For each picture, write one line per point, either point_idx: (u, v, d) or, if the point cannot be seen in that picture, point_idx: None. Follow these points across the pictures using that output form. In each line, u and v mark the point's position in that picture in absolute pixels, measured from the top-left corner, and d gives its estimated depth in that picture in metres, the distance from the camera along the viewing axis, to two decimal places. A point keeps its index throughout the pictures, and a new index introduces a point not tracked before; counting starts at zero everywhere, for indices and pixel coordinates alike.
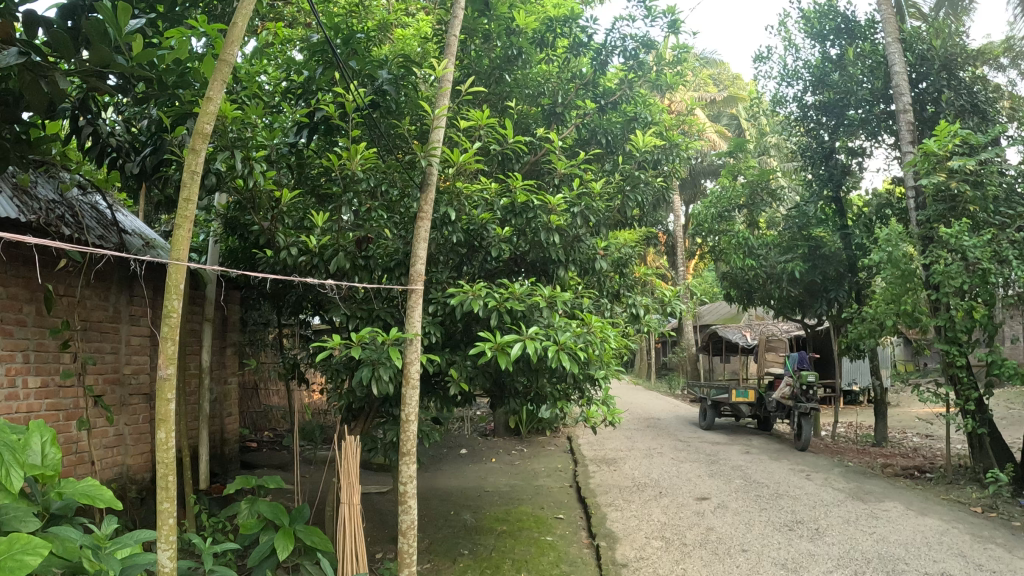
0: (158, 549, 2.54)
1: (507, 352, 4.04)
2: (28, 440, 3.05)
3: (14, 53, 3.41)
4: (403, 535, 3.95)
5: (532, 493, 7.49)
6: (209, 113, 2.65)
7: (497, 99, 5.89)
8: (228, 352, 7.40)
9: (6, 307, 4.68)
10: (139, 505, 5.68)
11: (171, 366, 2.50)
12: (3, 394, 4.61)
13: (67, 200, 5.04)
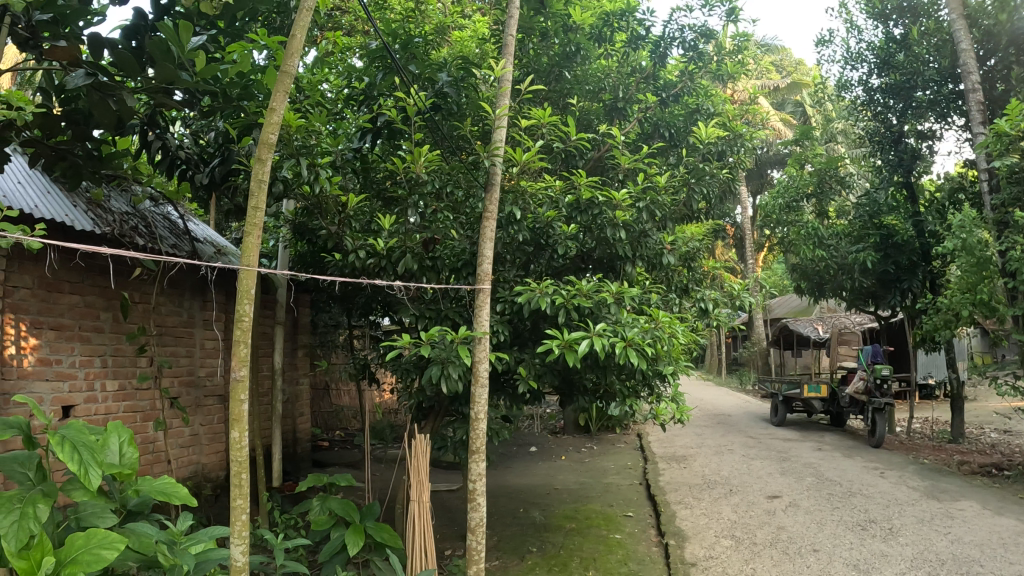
0: (232, 544, 2.63)
1: (575, 349, 4.09)
2: (106, 440, 3.11)
3: (82, 75, 3.56)
4: (472, 532, 4.03)
5: (600, 492, 7.42)
6: (273, 124, 2.72)
7: (557, 96, 5.94)
8: (300, 353, 7.62)
9: (84, 314, 4.93)
10: (213, 502, 5.91)
11: (244, 368, 2.60)
12: (83, 396, 4.87)
13: (139, 212, 5.30)
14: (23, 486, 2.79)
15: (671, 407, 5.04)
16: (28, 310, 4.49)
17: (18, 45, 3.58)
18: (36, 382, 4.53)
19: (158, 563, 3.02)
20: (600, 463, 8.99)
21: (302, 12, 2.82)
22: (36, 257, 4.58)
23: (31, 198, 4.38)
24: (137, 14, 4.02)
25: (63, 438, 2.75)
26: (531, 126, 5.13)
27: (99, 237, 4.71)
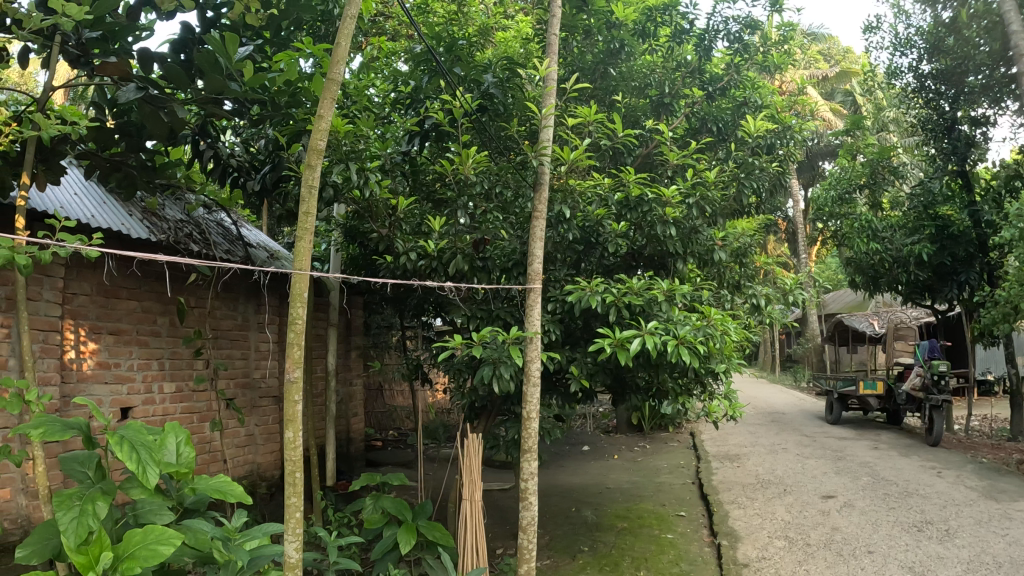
0: (285, 541, 2.69)
1: (627, 347, 4.07)
2: (164, 440, 3.18)
3: (133, 89, 3.69)
4: (524, 531, 4.06)
5: (652, 491, 7.36)
6: (322, 130, 2.76)
7: (603, 94, 5.92)
8: (353, 355, 7.73)
9: (141, 319, 5.08)
10: (268, 500, 6.06)
11: (297, 369, 2.65)
12: (141, 398, 5.04)
13: (194, 219, 5.50)
14: (83, 484, 2.87)
15: (724, 404, 5.08)
16: (87, 315, 4.66)
17: (69, 63, 3.63)
18: (96, 384, 4.70)
19: (212, 559, 3.09)
20: (652, 463, 8.87)
21: (346, 19, 2.85)
22: (95, 264, 4.75)
23: (87, 208, 4.54)
24: (184, 29, 4.14)
25: (122, 438, 2.82)
26: (578, 124, 5.08)
27: (156, 244, 4.88)
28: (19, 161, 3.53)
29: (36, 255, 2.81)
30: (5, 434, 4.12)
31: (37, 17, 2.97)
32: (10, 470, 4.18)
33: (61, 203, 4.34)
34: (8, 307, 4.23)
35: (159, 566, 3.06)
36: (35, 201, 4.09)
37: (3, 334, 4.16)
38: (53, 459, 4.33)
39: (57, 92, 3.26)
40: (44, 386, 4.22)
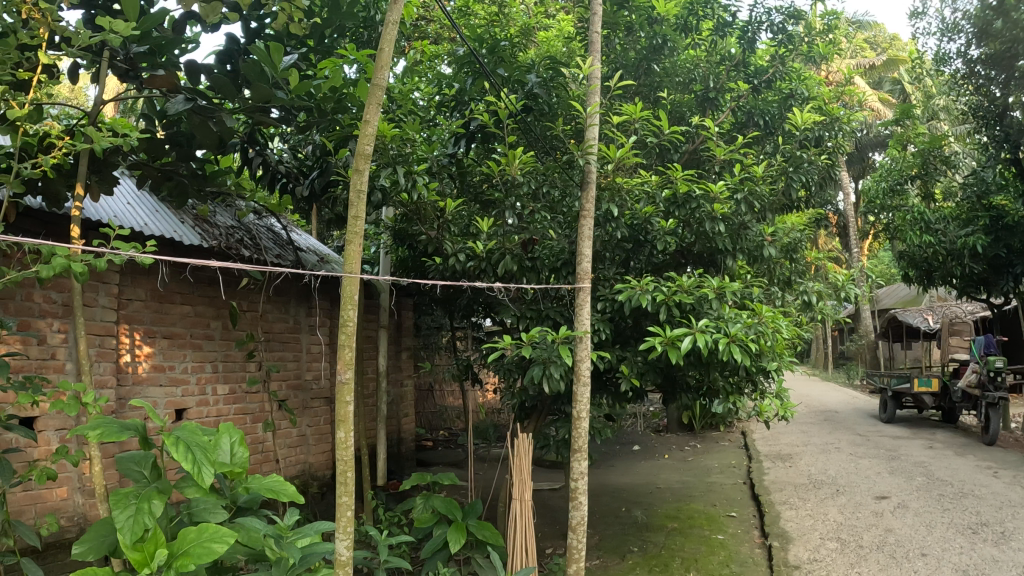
0: (337, 538, 2.70)
1: (678, 346, 4.10)
2: (218, 440, 3.23)
3: (182, 100, 3.80)
4: (573, 530, 4.08)
5: (703, 490, 7.28)
6: (368, 135, 2.74)
7: (648, 90, 5.91)
8: (403, 355, 7.84)
9: (195, 323, 5.24)
10: (319, 500, 6.19)
11: (349, 370, 2.67)
12: (195, 400, 5.19)
13: (244, 225, 5.69)
14: (140, 483, 2.95)
15: (775, 403, 5.02)
16: (142, 320, 4.81)
17: (119, 77, 3.76)
18: (151, 387, 4.86)
19: (265, 557, 3.18)
20: (703, 463, 8.77)
21: (388, 25, 2.79)
22: (149, 271, 4.91)
23: (140, 217, 4.70)
24: (229, 40, 4.23)
25: (178, 438, 2.86)
26: (624, 121, 5.02)
27: (208, 250, 5.05)
28: (74, 173, 3.66)
29: (91, 263, 2.90)
30: (63, 434, 4.32)
31: (86, 35, 3.05)
32: (68, 469, 4.36)
33: (115, 213, 4.49)
34: (66, 312, 4.39)
35: (213, 562, 3.14)
36: (89, 211, 4.23)
37: (62, 339, 4.33)
38: (109, 459, 4.52)
39: (107, 105, 3.37)
40: (101, 389, 4.38)
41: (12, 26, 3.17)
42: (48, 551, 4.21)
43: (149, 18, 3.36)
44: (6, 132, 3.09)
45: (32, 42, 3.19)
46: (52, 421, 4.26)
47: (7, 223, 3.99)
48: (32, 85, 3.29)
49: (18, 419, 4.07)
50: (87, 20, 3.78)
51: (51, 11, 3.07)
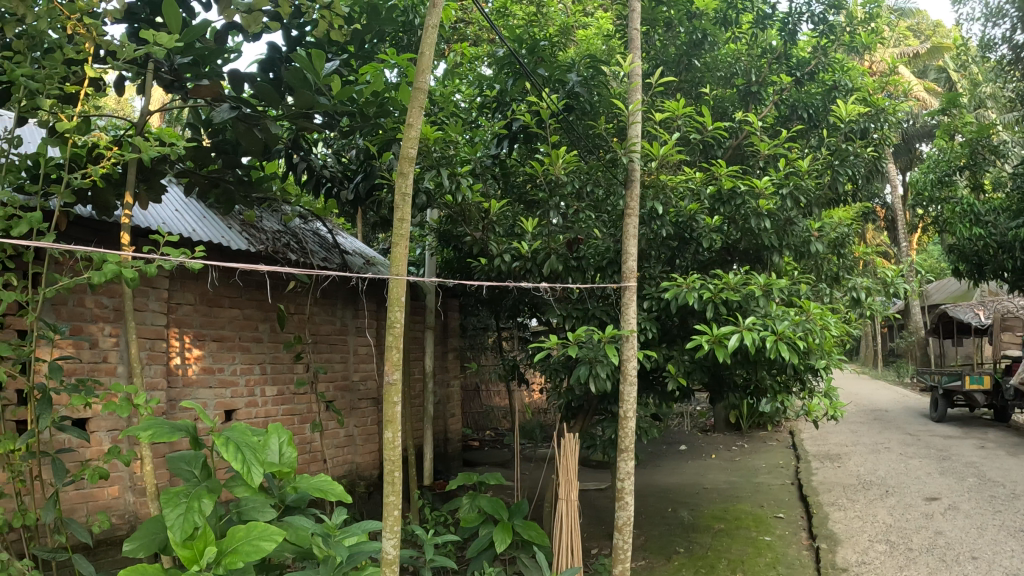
0: (384, 537, 2.71)
1: (725, 344, 4.07)
2: (266, 440, 3.30)
3: (227, 108, 3.92)
4: (619, 530, 4.10)
5: (751, 491, 7.17)
6: (412, 138, 2.76)
7: (690, 86, 5.80)
8: (450, 356, 7.89)
9: (243, 326, 5.35)
10: (366, 499, 6.28)
11: (396, 371, 2.69)
12: (244, 401, 5.32)
13: (290, 229, 5.82)
14: (190, 483, 3.02)
15: (823, 402, 4.93)
16: (191, 324, 4.94)
17: (164, 88, 3.86)
18: (201, 388, 4.99)
19: (312, 555, 3.24)
20: (751, 463, 8.64)
21: (428, 28, 2.80)
22: (200, 275, 5.03)
23: (188, 223, 4.83)
24: (271, 48, 4.33)
25: (228, 439, 2.90)
26: (666, 118, 5.01)
27: (256, 255, 5.20)
28: (123, 182, 3.77)
29: (142, 269, 2.99)
30: (115, 435, 4.47)
31: (131, 47, 3.13)
32: (120, 469, 4.50)
33: (163, 220, 4.62)
34: (117, 317, 4.53)
35: (261, 559, 3.21)
36: (138, 219, 4.36)
37: (113, 342, 4.48)
38: (160, 459, 4.67)
39: (154, 115, 3.46)
40: (152, 391, 4.52)
41: (60, 42, 3.27)
42: (99, 548, 4.35)
43: (191, 29, 3.44)
44: (56, 144, 3.19)
45: (77, 56, 3.29)
46: (103, 423, 4.40)
47: (60, 231, 4.14)
48: (81, 97, 3.38)
49: (71, 420, 4.22)
50: (130, 33, 3.89)
51: (96, 25, 3.15)
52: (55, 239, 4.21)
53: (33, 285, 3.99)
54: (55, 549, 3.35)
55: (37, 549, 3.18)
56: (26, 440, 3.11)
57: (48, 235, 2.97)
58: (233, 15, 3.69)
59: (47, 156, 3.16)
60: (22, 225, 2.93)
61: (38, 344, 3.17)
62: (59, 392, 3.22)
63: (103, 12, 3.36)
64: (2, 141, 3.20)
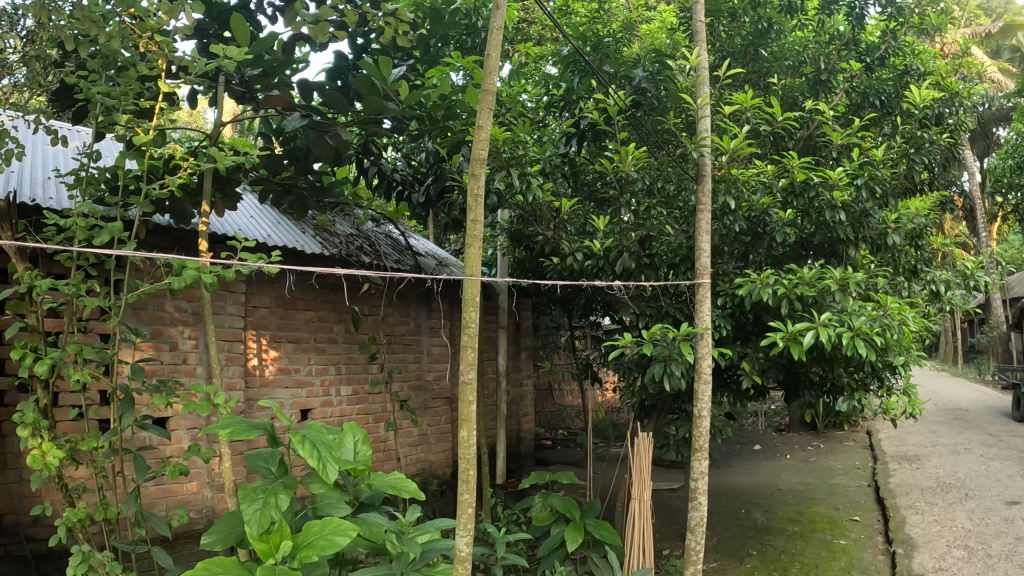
0: (457, 535, 2.73)
1: (801, 341, 3.95)
2: (342, 439, 3.39)
3: (298, 117, 4.05)
4: (692, 531, 4.07)
5: (827, 493, 6.95)
6: (482, 140, 2.77)
7: (758, 77, 5.62)
8: (523, 355, 7.95)
9: (318, 327, 5.52)
10: (439, 497, 6.40)
11: (471, 371, 2.70)
12: (320, 401, 5.49)
13: (363, 233, 6.00)
14: (267, 479, 3.12)
15: (903, 400, 4.74)
16: (268, 326, 5.13)
17: (236, 99, 3.99)
18: (278, 388, 5.18)
19: (384, 551, 3.28)
20: (827, 463, 8.39)
21: (493, 30, 2.81)
22: (277, 280, 5.22)
23: (263, 229, 5.03)
24: (339, 57, 4.44)
25: (304, 437, 2.97)
26: (736, 111, 4.93)
27: (332, 258, 5.38)
28: (199, 192, 3.96)
29: (219, 274, 3.08)
30: (195, 433, 4.71)
31: (203, 62, 3.25)
32: (199, 466, 4.73)
33: (239, 227, 4.82)
34: (196, 320, 4.74)
35: (336, 554, 3.31)
36: (215, 227, 4.59)
37: (193, 344, 4.70)
38: (237, 457, 4.92)
39: (227, 127, 3.61)
40: (231, 391, 4.72)
41: (133, 60, 3.42)
42: (178, 541, 4.57)
43: (259, 42, 3.56)
44: (133, 157, 3.35)
45: (150, 72, 3.42)
46: (183, 421, 4.64)
47: (141, 240, 4.37)
48: (154, 111, 3.52)
49: (153, 419, 4.46)
50: (200, 49, 4.06)
51: (166, 42, 3.26)
52: (137, 247, 4.45)
53: (115, 291, 4.30)
54: (135, 540, 3.45)
55: (116, 541, 3.26)
56: (109, 438, 3.25)
57: (128, 244, 3.10)
58: (300, 26, 3.81)
59: (125, 168, 3.31)
60: (104, 234, 3.08)
61: (120, 347, 3.31)
62: (140, 393, 3.34)
63: (173, 30, 3.47)
64: (83, 155, 3.37)
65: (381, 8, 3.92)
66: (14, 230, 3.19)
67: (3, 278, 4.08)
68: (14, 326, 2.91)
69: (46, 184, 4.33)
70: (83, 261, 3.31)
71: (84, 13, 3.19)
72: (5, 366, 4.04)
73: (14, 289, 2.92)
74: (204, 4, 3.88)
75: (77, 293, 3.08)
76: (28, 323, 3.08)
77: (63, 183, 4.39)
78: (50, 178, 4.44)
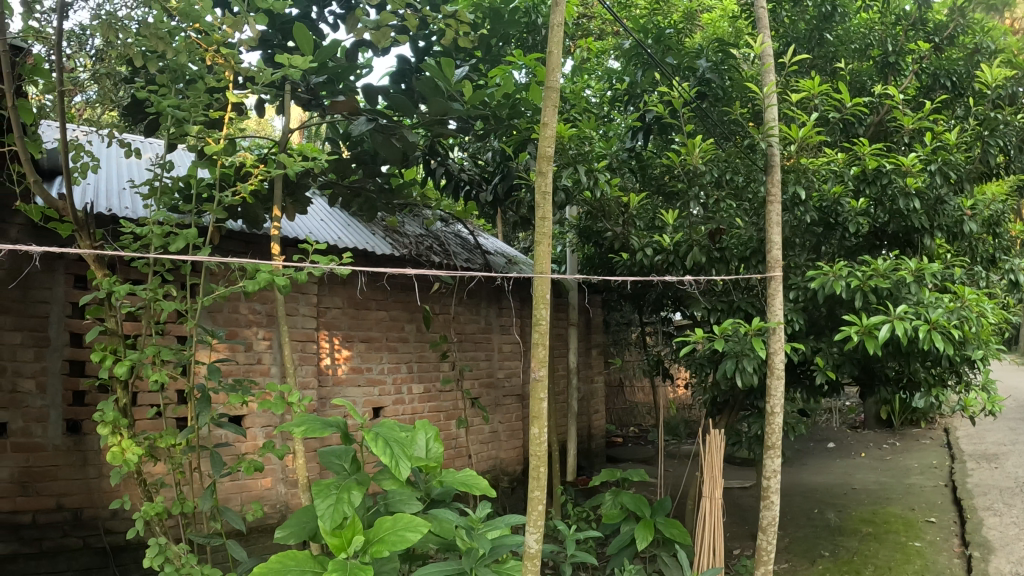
0: (527, 531, 2.73)
1: (876, 335, 3.79)
2: (415, 436, 3.46)
3: (365, 121, 4.08)
4: (763, 531, 3.97)
5: (902, 492, 6.65)
6: (548, 137, 2.74)
7: (824, 62, 5.36)
8: (594, 352, 7.93)
9: (390, 327, 5.64)
10: (510, 494, 6.45)
11: (542, 368, 2.69)
12: (391, 399, 5.61)
13: (432, 233, 6.12)
14: (340, 475, 3.19)
15: (982, 396, 4.51)
16: (340, 326, 5.27)
17: (304, 106, 4.11)
18: (351, 387, 5.32)
19: (453, 545, 3.34)
20: (903, 462, 8.01)
21: (554, 27, 2.79)
22: (349, 281, 5.37)
23: (334, 232, 5.21)
24: (401, 61, 4.51)
25: (377, 434, 3.03)
26: (803, 98, 4.78)
27: (402, 259, 5.51)
28: (270, 198, 4.10)
29: (291, 276, 3.18)
30: (269, 431, 4.89)
31: (270, 72, 3.35)
32: (273, 462, 4.91)
33: (309, 230, 4.97)
34: (269, 321, 4.91)
35: (407, 548, 3.38)
36: (287, 230, 4.76)
37: (267, 345, 4.87)
38: (310, 453, 5.10)
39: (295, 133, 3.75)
40: (304, 390, 4.88)
41: (200, 72, 3.55)
42: (252, 534, 4.75)
43: (322, 50, 3.67)
44: (206, 166, 3.49)
45: (217, 84, 3.56)
46: (258, 420, 4.84)
47: (216, 245, 4.57)
48: (224, 121, 3.65)
49: (229, 417, 4.68)
50: (266, 59, 4.21)
51: (232, 54, 3.40)
52: (213, 253, 4.65)
53: (190, 294, 4.49)
54: (212, 534, 3.60)
55: (194, 533, 3.40)
56: (187, 435, 3.42)
57: (202, 249, 3.22)
58: (361, 32, 3.88)
59: (198, 177, 3.46)
60: (179, 240, 3.19)
61: (196, 348, 3.45)
62: (217, 392, 3.48)
63: (239, 42, 3.59)
64: (156, 166, 3.53)
65: (440, 10, 3.95)
66: (93, 239, 3.32)
67: (83, 284, 4.34)
68: (94, 330, 3.07)
69: (122, 195, 4.56)
70: (159, 267, 3.45)
71: (151, 30, 3.23)
72: (85, 367, 4.30)
73: (95, 295, 3.07)
74: (268, 16, 4.02)
75: (154, 298, 3.22)
76: (108, 327, 3.23)
77: (138, 193, 4.61)
78: (125, 190, 4.67)
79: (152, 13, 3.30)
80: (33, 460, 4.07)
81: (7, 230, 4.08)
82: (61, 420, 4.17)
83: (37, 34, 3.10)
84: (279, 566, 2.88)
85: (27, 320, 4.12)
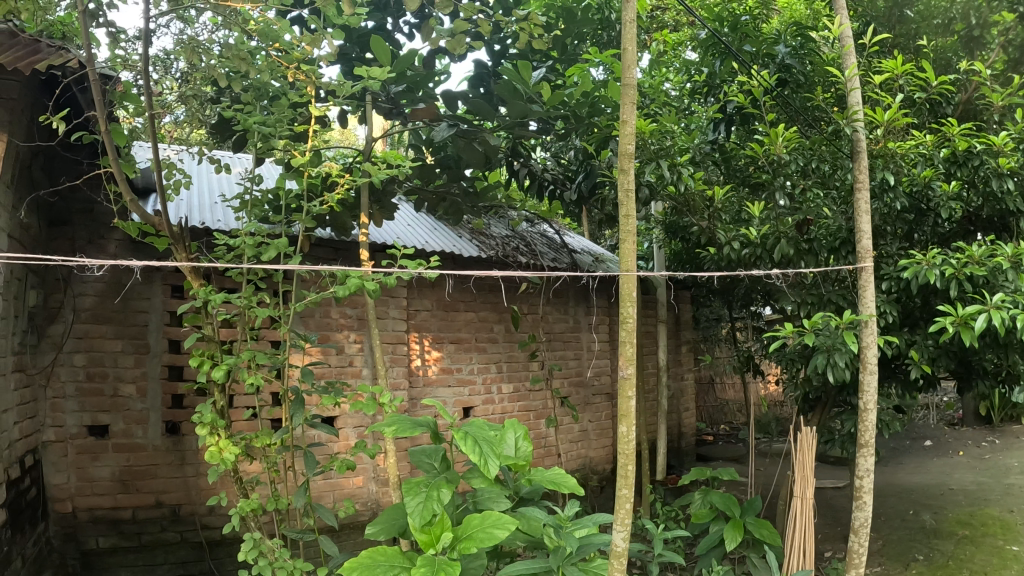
0: (613, 529, 2.71)
1: (972, 326, 3.51)
2: (504, 435, 3.50)
3: (448, 126, 4.15)
4: (856, 532, 3.79)
5: (1006, 493, 6.20)
6: (628, 134, 2.72)
7: (907, 40, 5.02)
8: (683, 348, 7.80)
9: (479, 327, 5.75)
10: (599, 493, 6.42)
11: (630, 366, 2.67)
12: (481, 398, 5.72)
13: (518, 233, 6.22)
14: (431, 474, 3.27)
15: None
16: (430, 328, 5.41)
17: (385, 116, 4.25)
18: (442, 387, 5.45)
19: (541, 544, 3.36)
20: (1004, 461, 7.47)
21: (626, 24, 2.76)
22: (437, 284, 5.50)
23: (421, 236, 5.37)
24: (478, 65, 4.59)
25: (467, 433, 3.09)
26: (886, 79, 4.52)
27: (488, 260, 5.59)
28: (357, 205, 4.25)
29: (379, 281, 3.26)
30: (361, 430, 5.09)
31: (350, 84, 3.45)
32: (366, 461, 5.10)
33: (398, 235, 5.15)
34: (360, 325, 5.10)
35: (493, 546, 3.43)
36: (375, 236, 4.98)
37: (357, 348, 5.07)
38: (399, 452, 5.28)
39: (377, 142, 3.90)
40: (394, 390, 5.03)
41: (283, 89, 3.75)
42: (344, 530, 4.95)
43: (398, 61, 3.78)
44: (294, 178, 3.64)
45: (300, 98, 3.76)
46: (349, 420, 5.06)
47: (308, 253, 4.82)
48: (310, 133, 3.81)
49: (323, 417, 4.92)
50: (346, 72, 4.38)
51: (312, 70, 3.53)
52: (306, 261, 4.92)
53: (285, 300, 4.77)
54: (305, 529, 3.75)
55: (289, 528, 3.56)
56: (282, 434, 3.58)
57: (292, 257, 3.35)
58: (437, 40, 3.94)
59: (286, 189, 3.61)
60: (270, 251, 3.35)
61: (288, 352, 3.59)
62: (311, 393, 3.62)
63: (319, 59, 3.71)
64: (246, 180, 3.70)
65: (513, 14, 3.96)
66: (189, 251, 3.51)
67: (179, 293, 4.64)
68: (191, 338, 3.20)
69: (214, 209, 4.85)
70: (252, 275, 3.63)
71: (233, 52, 3.35)
72: (182, 371, 4.59)
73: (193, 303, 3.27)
74: (344, 31, 4.18)
75: (248, 305, 3.39)
76: (205, 333, 3.43)
77: (228, 207, 4.89)
78: (217, 203, 4.97)
79: (233, 36, 3.46)
80: (134, 459, 4.39)
81: (106, 246, 4.44)
82: (160, 421, 4.47)
83: (122, 61, 3.24)
84: (370, 560, 2.98)
85: (128, 328, 4.45)
